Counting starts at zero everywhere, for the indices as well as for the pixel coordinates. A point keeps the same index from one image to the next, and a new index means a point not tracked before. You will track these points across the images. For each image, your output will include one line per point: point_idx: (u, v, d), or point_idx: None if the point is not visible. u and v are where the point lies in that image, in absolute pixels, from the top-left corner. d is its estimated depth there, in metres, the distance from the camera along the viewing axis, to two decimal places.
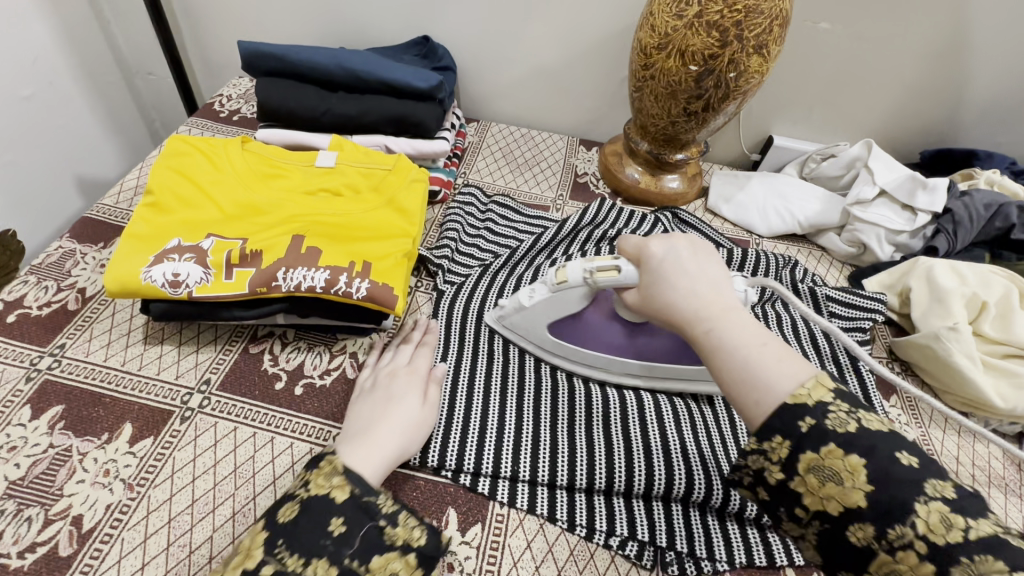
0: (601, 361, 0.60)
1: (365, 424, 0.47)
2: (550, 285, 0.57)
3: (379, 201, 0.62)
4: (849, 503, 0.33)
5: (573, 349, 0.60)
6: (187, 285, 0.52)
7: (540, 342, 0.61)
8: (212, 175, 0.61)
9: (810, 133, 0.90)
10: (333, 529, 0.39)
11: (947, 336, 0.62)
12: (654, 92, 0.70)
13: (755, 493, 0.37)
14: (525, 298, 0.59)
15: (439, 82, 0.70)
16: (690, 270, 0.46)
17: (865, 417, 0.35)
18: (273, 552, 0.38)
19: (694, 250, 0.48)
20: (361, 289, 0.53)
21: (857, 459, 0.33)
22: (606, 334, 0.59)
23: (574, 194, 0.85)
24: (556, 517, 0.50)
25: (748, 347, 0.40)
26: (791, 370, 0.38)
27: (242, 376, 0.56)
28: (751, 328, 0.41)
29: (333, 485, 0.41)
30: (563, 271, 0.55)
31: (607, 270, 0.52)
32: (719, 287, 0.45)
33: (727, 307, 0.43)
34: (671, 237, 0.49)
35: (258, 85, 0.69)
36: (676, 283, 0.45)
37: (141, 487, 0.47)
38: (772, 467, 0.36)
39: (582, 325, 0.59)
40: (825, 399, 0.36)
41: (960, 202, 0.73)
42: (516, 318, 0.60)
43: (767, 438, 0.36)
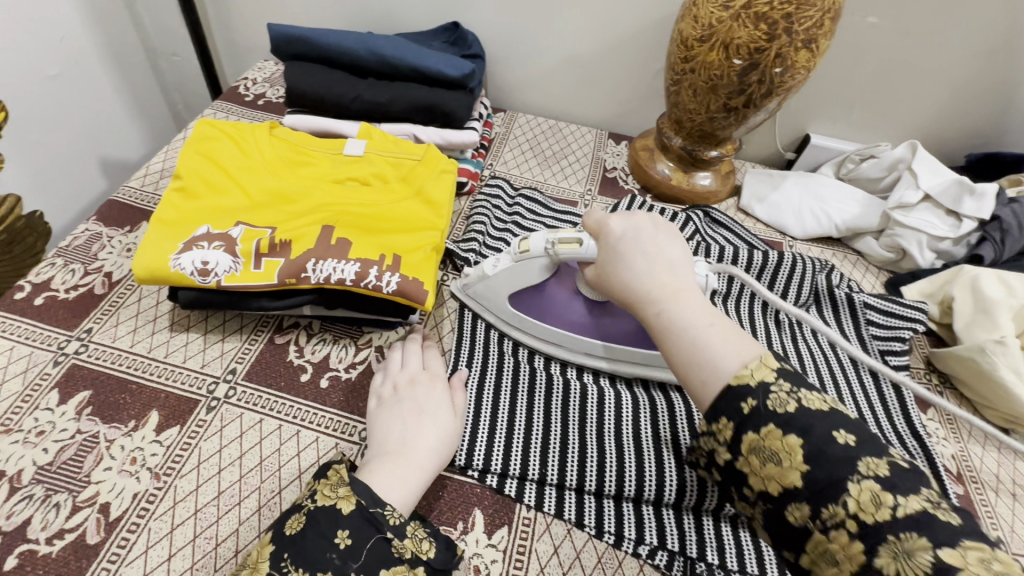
0: (562, 339, 0.60)
1: (405, 443, 0.47)
2: (514, 255, 0.56)
3: (408, 192, 0.61)
4: (787, 483, 0.34)
5: (534, 324, 0.60)
6: (216, 274, 0.51)
7: (501, 313, 0.61)
8: (240, 160, 0.59)
9: (848, 133, 0.87)
10: (339, 542, 0.39)
11: (992, 349, 0.60)
12: (693, 87, 0.67)
13: (711, 475, 0.40)
14: (489, 268, 0.58)
15: (471, 70, 0.68)
16: (647, 250, 0.46)
17: (805, 397, 0.36)
18: (280, 566, 0.38)
19: (651, 229, 0.48)
20: (391, 283, 0.52)
21: (795, 439, 0.35)
22: (567, 310, 0.59)
23: (602, 189, 0.83)
24: (583, 523, 0.49)
25: (696, 327, 0.41)
26: (735, 350, 0.39)
27: (269, 366, 0.55)
28: (700, 309, 0.43)
29: (339, 496, 0.42)
30: (527, 241, 0.55)
31: (569, 243, 0.52)
32: (673, 267, 0.45)
33: (679, 288, 0.44)
34: (631, 215, 0.49)
35: (287, 70, 0.68)
36: (632, 262, 0.46)
37: (168, 477, 0.46)
38: (720, 448, 0.38)
39: (545, 301, 0.59)
40: (767, 379, 0.37)
41: (1009, 210, 0.70)
42: (479, 287, 0.60)
43: (715, 420, 0.38)
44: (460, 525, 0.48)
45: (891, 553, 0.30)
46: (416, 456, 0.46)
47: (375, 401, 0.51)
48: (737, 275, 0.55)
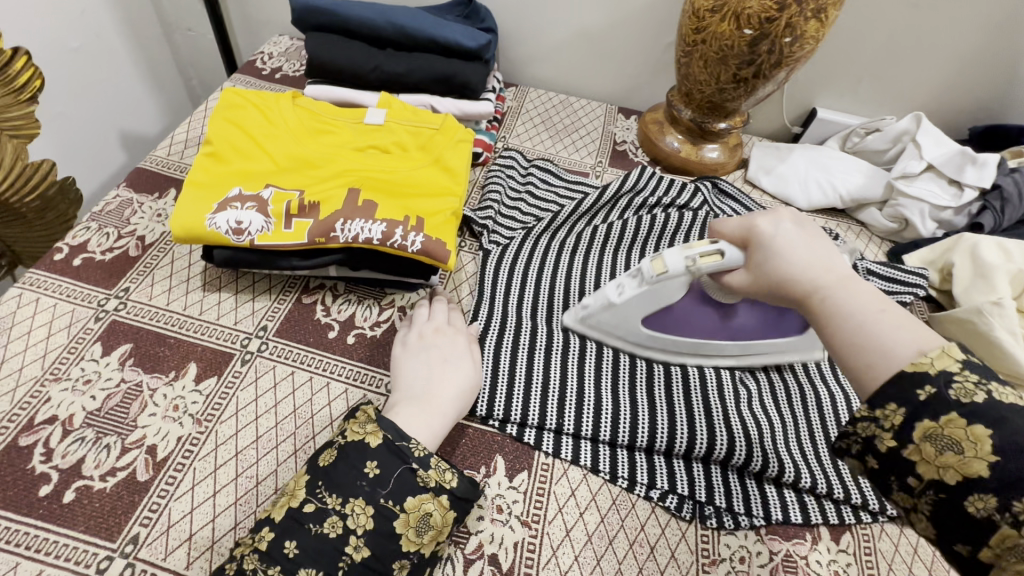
0: (697, 346, 0.59)
1: (424, 388, 0.49)
2: (647, 278, 0.55)
3: (427, 159, 0.63)
4: (970, 473, 0.31)
5: (669, 339, 0.59)
6: (250, 233, 0.53)
7: (631, 337, 0.59)
8: (266, 128, 0.61)
9: (854, 107, 0.88)
10: (368, 471, 0.42)
11: (990, 311, 0.62)
12: (703, 57, 0.69)
13: (863, 462, 0.36)
14: (615, 293, 0.57)
15: (487, 41, 0.70)
16: (802, 241, 0.45)
17: (997, 390, 0.33)
18: (315, 492, 0.41)
19: (800, 222, 0.47)
20: (416, 243, 0.54)
21: (982, 429, 0.31)
22: (698, 320, 0.57)
23: (612, 162, 0.85)
24: (598, 468, 0.52)
25: (865, 314, 0.38)
26: (910, 335, 0.36)
27: (297, 324, 0.58)
28: (871, 297, 0.40)
29: (367, 432, 0.44)
30: (661, 261, 0.54)
31: (710, 256, 0.51)
32: (833, 258, 0.44)
33: (843, 277, 0.41)
34: (777, 211, 0.48)
35: (308, 42, 0.69)
36: (786, 254, 0.44)
37: (209, 423, 0.49)
38: (884, 434, 0.34)
39: (675, 316, 0.58)
40: (950, 368, 0.33)
41: (1009, 179, 0.72)
42: (605, 316, 0.58)
43: (880, 405, 0.35)
44: (483, 469, 0.51)
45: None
46: (439, 397, 0.49)
47: (400, 347, 0.54)
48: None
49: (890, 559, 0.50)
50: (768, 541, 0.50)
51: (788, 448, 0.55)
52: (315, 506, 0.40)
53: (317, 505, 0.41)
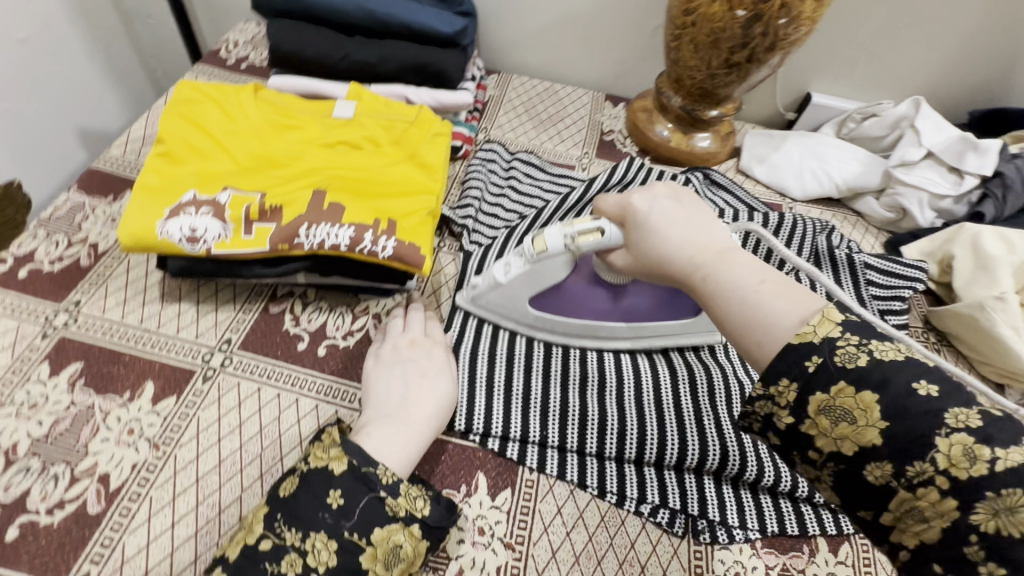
0: (588, 329, 0.57)
1: (400, 404, 0.46)
2: (529, 257, 0.52)
3: (401, 155, 0.59)
4: (864, 442, 0.31)
5: (558, 319, 0.57)
6: (206, 241, 0.49)
7: (522, 318, 0.57)
8: (225, 124, 0.57)
9: (851, 91, 0.85)
10: (332, 502, 0.39)
11: (993, 306, 0.60)
12: (694, 41, 0.65)
13: (767, 439, 0.35)
14: (501, 273, 0.54)
15: (464, 27, 0.66)
16: (679, 218, 0.44)
17: (877, 348, 0.33)
18: (272, 526, 0.38)
19: (676, 197, 0.46)
20: (387, 248, 0.51)
21: (870, 396, 0.31)
22: (586, 298, 0.56)
23: (600, 152, 0.81)
24: (586, 483, 0.49)
25: (744, 288, 0.38)
26: (788, 305, 0.36)
27: (265, 336, 0.54)
28: (747, 267, 0.40)
29: (331, 457, 0.41)
30: (541, 239, 0.51)
31: (589, 233, 0.49)
32: (712, 231, 0.44)
33: (721, 250, 0.42)
34: (651, 188, 0.47)
35: (271, 29, 0.65)
36: (665, 233, 0.44)
37: (167, 447, 0.46)
38: (782, 412, 0.34)
39: (563, 295, 0.56)
40: (832, 334, 0.33)
41: (1012, 165, 0.69)
42: (492, 296, 0.56)
43: (773, 381, 0.34)
44: (463, 488, 0.48)
45: (990, 510, 0.28)
46: (415, 417, 0.45)
47: (373, 359, 0.51)
48: (755, 232, 0.53)
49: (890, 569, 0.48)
50: (763, 555, 0.47)
51: None
52: (272, 542, 0.37)
53: (274, 542, 0.38)
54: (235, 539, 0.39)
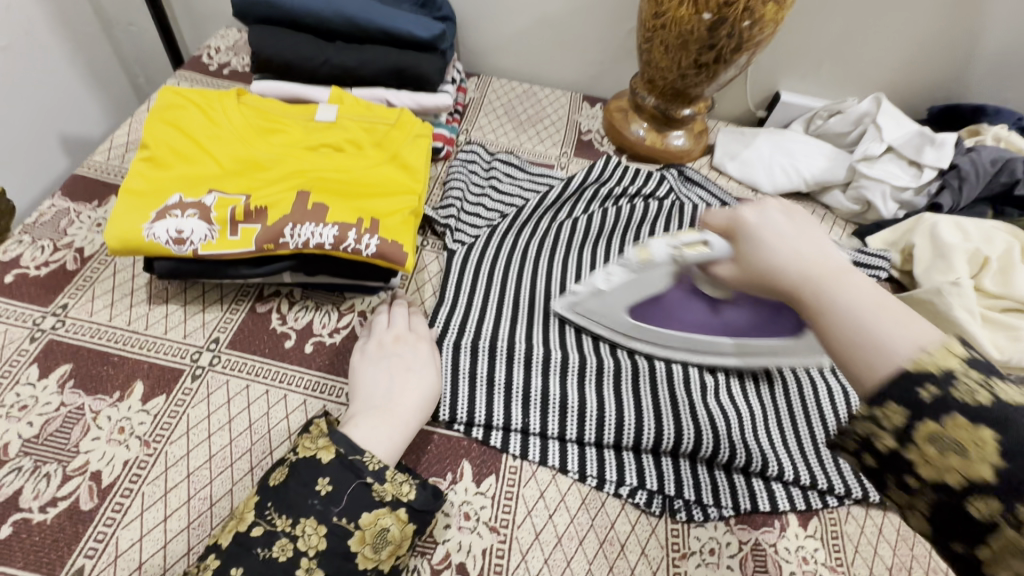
0: (684, 340, 0.58)
1: (386, 398, 0.48)
2: (632, 266, 0.55)
3: (383, 157, 0.61)
4: (974, 476, 0.27)
5: (655, 329, 0.58)
6: (192, 242, 0.50)
7: (618, 326, 0.59)
8: (209, 129, 0.58)
9: (817, 90, 0.88)
10: (321, 489, 0.41)
11: (949, 290, 0.62)
12: (664, 43, 0.68)
13: (859, 459, 0.32)
14: (602, 281, 0.57)
15: (442, 32, 0.68)
16: (795, 232, 0.40)
17: (1003, 389, 0.28)
18: (263, 514, 0.40)
19: (791, 213, 0.42)
20: (370, 246, 0.52)
21: (990, 432, 0.27)
22: (687, 312, 0.56)
23: (578, 152, 0.83)
24: (567, 468, 0.51)
25: (862, 310, 0.33)
26: (911, 332, 0.31)
27: (252, 334, 0.55)
28: (875, 293, 0.34)
29: (320, 447, 0.43)
30: (646, 249, 0.53)
31: (694, 245, 0.48)
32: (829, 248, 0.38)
33: (839, 269, 0.36)
34: (766, 203, 0.43)
35: (252, 36, 0.66)
36: (774, 244, 0.39)
37: (158, 444, 0.47)
38: (882, 434, 0.30)
39: (663, 306, 0.57)
40: (952, 366, 0.29)
41: (966, 158, 0.72)
42: (592, 303, 0.58)
43: (878, 403, 0.30)
44: (449, 475, 0.50)
45: None
46: (400, 409, 0.47)
47: (360, 355, 0.52)
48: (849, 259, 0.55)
49: (856, 541, 0.51)
50: (737, 530, 0.50)
51: (755, 437, 0.55)
52: (263, 529, 0.39)
53: (265, 528, 0.39)
54: (226, 526, 0.40)
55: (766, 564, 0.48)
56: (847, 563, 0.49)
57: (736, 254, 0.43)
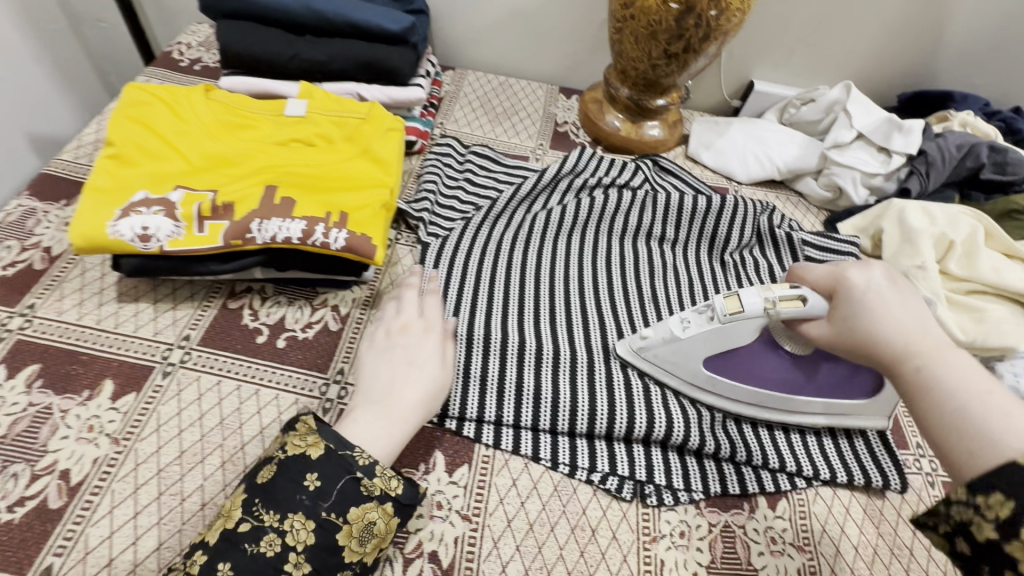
0: (764, 398, 0.55)
1: (385, 389, 0.47)
2: (719, 317, 0.52)
3: (355, 151, 0.61)
4: None
5: (731, 384, 0.55)
6: (158, 239, 0.50)
7: (691, 377, 0.56)
8: (177, 125, 0.58)
9: (790, 79, 0.89)
10: (308, 485, 0.40)
11: (914, 274, 0.64)
12: (634, 33, 0.68)
13: (953, 544, 0.33)
14: (679, 327, 0.54)
15: (412, 24, 0.67)
16: (901, 303, 0.42)
17: None
18: (250, 510, 0.40)
19: (898, 278, 0.44)
20: (339, 240, 0.52)
21: None
22: (767, 368, 0.54)
23: (554, 143, 0.83)
24: (539, 457, 0.52)
25: (966, 393, 0.36)
26: (1019, 426, 0.33)
27: (223, 331, 0.55)
28: (974, 373, 0.37)
29: (308, 444, 0.42)
30: (736, 301, 0.51)
31: (792, 301, 0.48)
32: (932, 325, 0.41)
33: (942, 348, 0.39)
34: (870, 263, 0.45)
35: (219, 31, 0.65)
36: (879, 314, 0.42)
37: (127, 441, 0.47)
38: (984, 523, 0.31)
39: (740, 361, 0.54)
40: None
41: (934, 144, 0.73)
42: (664, 350, 0.55)
43: (981, 492, 0.31)
44: (422, 466, 0.50)
45: None
46: (399, 400, 0.46)
47: (367, 345, 0.52)
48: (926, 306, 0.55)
49: (823, 522, 0.52)
50: (707, 513, 0.51)
51: (725, 426, 0.56)
52: (250, 525, 0.39)
53: (252, 524, 0.39)
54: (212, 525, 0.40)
55: (734, 545, 0.49)
56: (814, 542, 0.50)
57: (832, 313, 0.46)
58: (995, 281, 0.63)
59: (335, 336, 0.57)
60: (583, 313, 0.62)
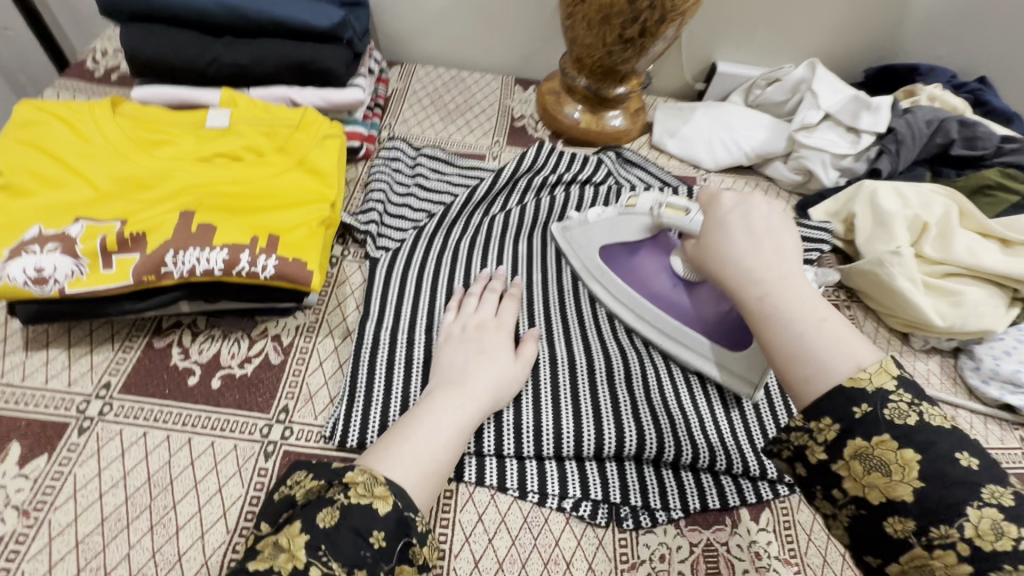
0: (640, 305, 0.58)
1: (459, 372, 0.48)
2: (621, 209, 0.62)
3: (288, 162, 0.55)
4: (893, 495, 0.31)
5: (615, 280, 0.60)
6: (56, 281, 0.44)
7: (586, 261, 0.62)
8: (78, 147, 0.52)
9: (753, 58, 0.85)
10: (374, 541, 0.36)
11: (890, 260, 0.61)
12: (587, 18, 0.64)
13: (792, 468, 0.36)
14: (593, 215, 0.63)
15: (343, 19, 0.61)
16: (756, 229, 0.44)
17: (926, 411, 0.33)
18: (317, 555, 0.34)
19: (771, 211, 0.45)
20: (268, 268, 0.47)
21: (911, 454, 0.31)
22: (654, 274, 0.58)
23: (510, 139, 0.79)
24: (506, 486, 0.48)
25: (801, 320, 0.37)
26: (847, 351, 0.35)
27: (148, 374, 0.50)
28: (810, 298, 0.39)
29: (375, 494, 0.38)
30: (634, 199, 0.61)
31: (676, 210, 0.55)
32: (781, 250, 0.42)
33: (785, 274, 0.41)
34: (751, 196, 0.47)
35: (126, 35, 0.59)
36: (734, 238, 0.44)
37: (39, 512, 0.42)
38: (816, 446, 0.34)
39: (633, 264, 0.60)
40: (886, 386, 0.33)
41: (902, 120, 0.71)
42: (577, 232, 0.63)
43: (816, 417, 0.34)
44: None
45: None
46: (473, 383, 0.47)
47: (444, 335, 0.53)
48: None
49: (808, 530, 0.49)
50: (687, 532, 0.48)
51: (703, 428, 0.52)
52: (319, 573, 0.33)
53: (322, 570, 0.34)
54: (268, 558, 0.34)
55: (717, 565, 0.46)
56: (800, 553, 0.48)
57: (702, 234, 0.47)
58: (972, 263, 0.60)
59: (277, 370, 0.52)
60: (552, 322, 0.58)
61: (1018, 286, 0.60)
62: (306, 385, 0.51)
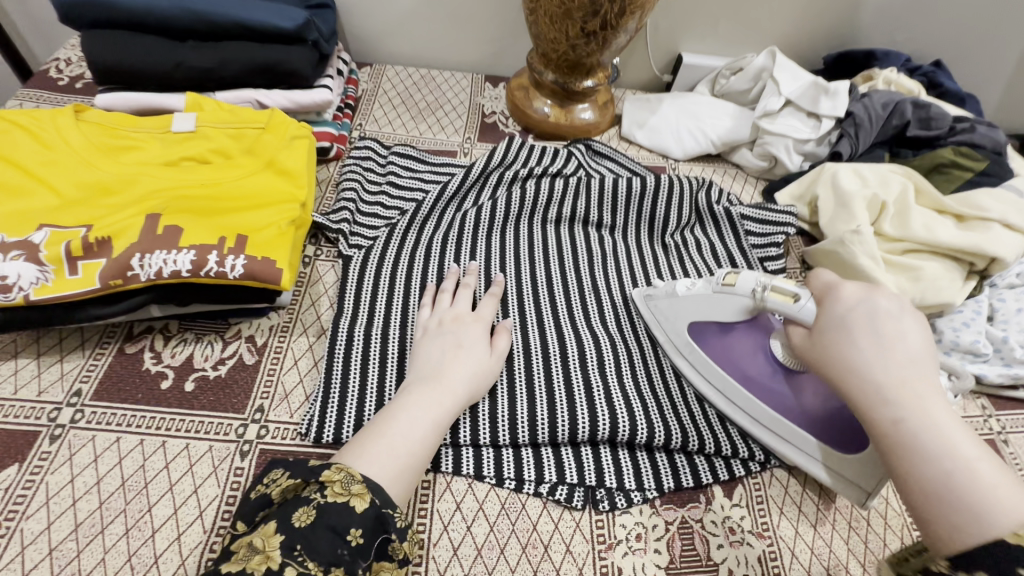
0: (736, 391, 0.53)
1: (434, 367, 0.49)
2: (714, 284, 0.53)
3: (256, 164, 0.55)
4: None
5: (705, 358, 0.54)
6: (21, 288, 0.44)
7: (672, 336, 0.57)
8: (42, 155, 0.51)
9: (717, 49, 0.87)
10: (352, 539, 0.37)
11: (851, 240, 0.62)
12: (548, 14, 0.65)
13: None
14: (683, 285, 0.56)
15: (307, 20, 0.62)
16: (884, 332, 0.40)
17: None
18: (293, 556, 0.35)
19: (897, 311, 0.41)
20: (236, 267, 0.47)
21: None
22: (750, 357, 0.53)
23: (482, 136, 0.79)
24: (483, 474, 0.49)
25: (944, 454, 0.34)
26: (1000, 496, 0.32)
27: (121, 379, 0.50)
28: (952, 427, 0.35)
29: (352, 492, 0.38)
30: (735, 274, 0.52)
31: (784, 295, 0.47)
32: (914, 361, 0.39)
33: (921, 393, 0.37)
34: (877, 290, 0.43)
35: (87, 42, 0.58)
36: (857, 341, 0.41)
37: (11, 522, 0.41)
38: None
39: (727, 344, 0.54)
40: None
41: (860, 104, 0.73)
42: (664, 302, 0.57)
43: (970, 571, 0.30)
44: None
45: None
46: (449, 377, 0.48)
47: (421, 331, 0.53)
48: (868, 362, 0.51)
49: (780, 502, 0.50)
50: (663, 511, 0.49)
51: (677, 412, 0.54)
52: (295, 573, 0.34)
53: (298, 570, 0.35)
54: (241, 560, 0.35)
55: (692, 541, 0.47)
56: (772, 526, 0.49)
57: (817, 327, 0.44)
58: (928, 238, 0.62)
59: (251, 370, 0.52)
60: (526, 313, 0.59)
61: (974, 259, 0.63)
62: (281, 383, 0.51)
